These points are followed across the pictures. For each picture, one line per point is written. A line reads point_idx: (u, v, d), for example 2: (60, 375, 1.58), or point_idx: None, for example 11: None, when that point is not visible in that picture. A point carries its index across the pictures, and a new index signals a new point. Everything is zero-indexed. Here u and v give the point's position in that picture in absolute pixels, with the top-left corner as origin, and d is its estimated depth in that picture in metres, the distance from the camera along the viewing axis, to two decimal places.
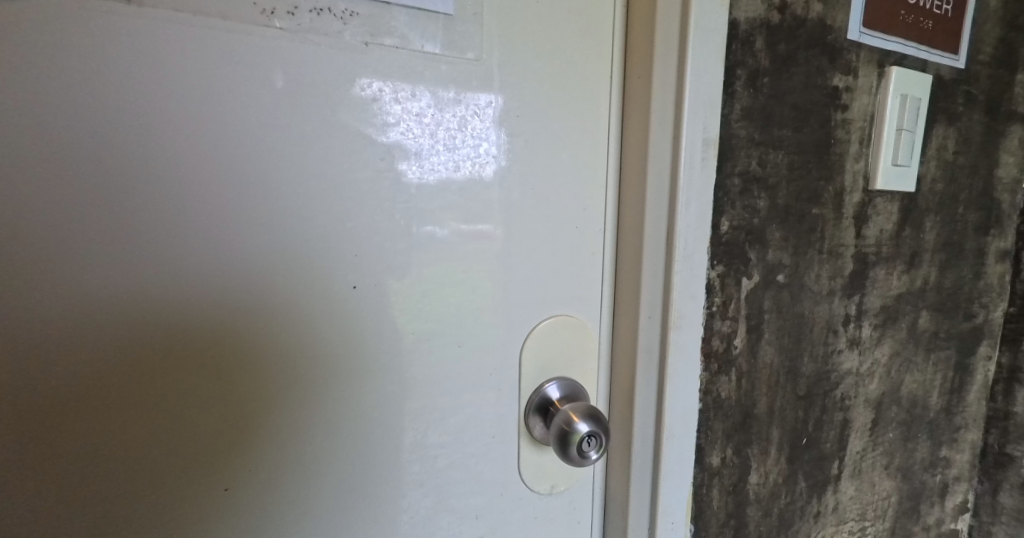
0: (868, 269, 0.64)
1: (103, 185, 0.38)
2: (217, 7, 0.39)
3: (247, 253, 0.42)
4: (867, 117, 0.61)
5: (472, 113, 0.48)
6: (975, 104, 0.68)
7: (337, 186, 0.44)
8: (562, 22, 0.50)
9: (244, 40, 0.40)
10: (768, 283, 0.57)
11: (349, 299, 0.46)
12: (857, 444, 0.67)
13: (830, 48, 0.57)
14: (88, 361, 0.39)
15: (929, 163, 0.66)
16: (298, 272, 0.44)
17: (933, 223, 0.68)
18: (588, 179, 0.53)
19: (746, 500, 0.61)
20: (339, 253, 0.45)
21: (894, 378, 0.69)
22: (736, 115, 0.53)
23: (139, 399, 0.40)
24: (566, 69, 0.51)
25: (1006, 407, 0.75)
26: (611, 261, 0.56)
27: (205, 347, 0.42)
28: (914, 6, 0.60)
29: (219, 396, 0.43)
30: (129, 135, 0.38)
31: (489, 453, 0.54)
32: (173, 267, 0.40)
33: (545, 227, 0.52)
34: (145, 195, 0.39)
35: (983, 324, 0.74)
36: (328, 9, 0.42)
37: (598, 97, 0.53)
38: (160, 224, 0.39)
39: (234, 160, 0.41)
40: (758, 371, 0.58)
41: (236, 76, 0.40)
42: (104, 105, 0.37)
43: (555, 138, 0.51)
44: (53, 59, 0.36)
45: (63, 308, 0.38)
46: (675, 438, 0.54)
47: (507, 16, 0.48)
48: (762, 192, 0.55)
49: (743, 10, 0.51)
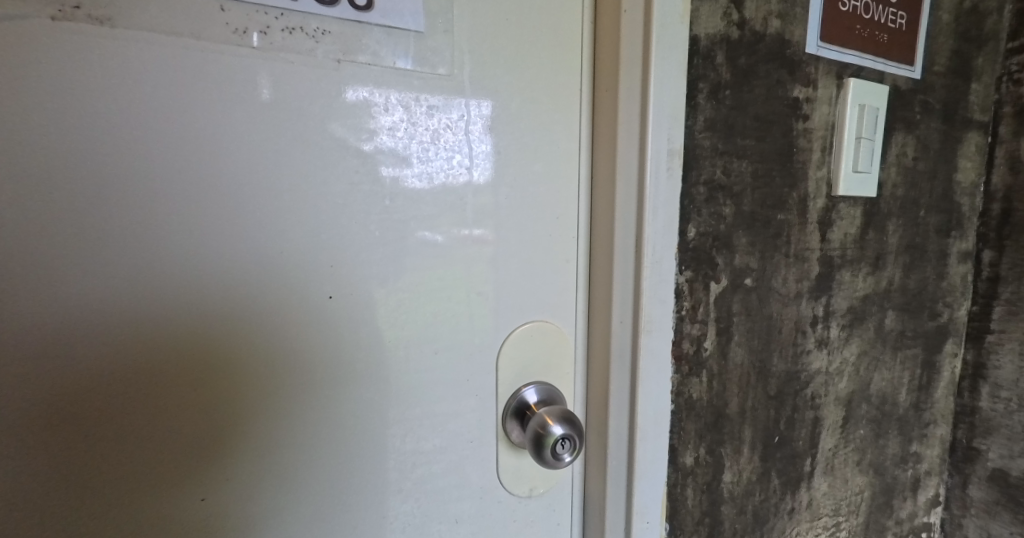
0: (834, 271, 0.66)
1: (81, 202, 0.39)
2: (190, 27, 0.41)
3: (223, 267, 0.43)
4: (828, 126, 0.63)
5: (445, 126, 0.50)
6: (932, 112, 0.71)
7: (315, 199, 0.46)
8: (530, 39, 0.52)
9: (217, 59, 0.42)
10: (736, 287, 0.59)
11: (326, 309, 0.47)
12: (828, 441, 0.69)
13: (790, 61, 0.60)
14: (67, 373, 0.40)
15: (890, 169, 0.68)
16: (275, 284, 0.45)
17: (895, 226, 0.70)
18: (561, 189, 0.55)
19: (721, 498, 0.62)
20: (317, 265, 0.47)
21: (863, 377, 0.71)
22: (700, 126, 0.55)
23: (117, 409, 0.42)
24: (536, 85, 0.53)
25: (972, 402, 0.78)
26: (585, 267, 0.58)
27: (182, 359, 0.43)
28: (869, 21, 0.63)
29: (196, 406, 0.44)
30: (106, 153, 0.40)
31: (468, 457, 0.55)
32: (149, 281, 0.41)
33: (519, 237, 0.54)
34: (122, 211, 0.40)
35: (948, 323, 0.77)
36: (300, 28, 0.44)
37: (568, 110, 0.55)
38: (139, 239, 0.41)
39: (211, 176, 0.42)
40: (728, 372, 0.60)
41: (211, 95, 0.42)
42: (81, 123, 0.39)
43: (527, 151, 0.53)
44: (33, 82, 0.38)
45: (41, 321, 0.39)
46: (648, 439, 0.56)
47: (478, 36, 0.50)
48: (728, 200, 0.58)
49: (703, 27, 0.54)
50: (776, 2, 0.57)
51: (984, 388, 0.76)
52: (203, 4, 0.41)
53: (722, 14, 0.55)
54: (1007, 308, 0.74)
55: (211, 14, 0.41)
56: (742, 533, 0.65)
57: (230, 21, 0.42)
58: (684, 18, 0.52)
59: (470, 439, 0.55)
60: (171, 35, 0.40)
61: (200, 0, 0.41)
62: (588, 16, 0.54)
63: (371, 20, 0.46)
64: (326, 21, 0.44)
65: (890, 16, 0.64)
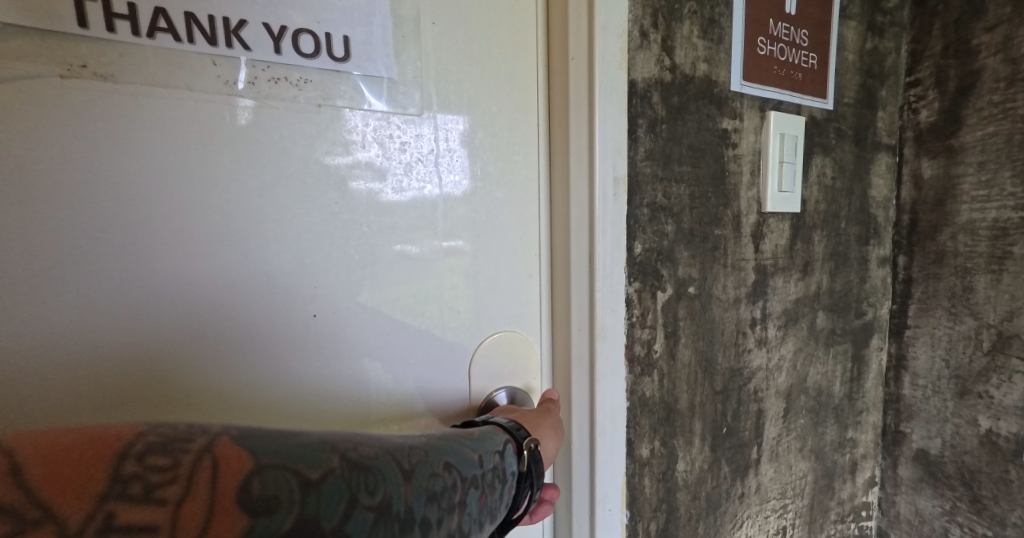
0: (768, 278, 0.75)
1: (85, 231, 0.45)
2: (184, 81, 0.47)
3: (212, 280, 0.49)
4: (754, 152, 0.73)
5: (416, 160, 0.57)
6: (845, 137, 0.81)
7: (299, 227, 0.52)
8: (490, 84, 0.60)
9: (211, 109, 0.48)
10: (680, 295, 0.67)
11: (310, 325, 0.53)
12: (772, 430, 0.77)
13: (717, 98, 0.69)
14: (67, 390, 0.45)
15: (811, 187, 0.78)
16: (261, 303, 0.51)
17: (820, 237, 0.80)
18: (522, 212, 0.63)
19: (676, 486, 0.69)
20: (303, 287, 0.53)
21: (800, 371, 0.80)
22: (641, 155, 0.64)
23: (110, 396, 0.46)
24: (495, 123, 0.60)
25: (897, 391, 0.88)
26: (546, 281, 0.65)
27: (167, 352, 0.48)
28: (784, 62, 0.73)
29: (177, 395, 0.48)
30: (112, 192, 0.45)
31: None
32: (141, 288, 0.47)
33: (486, 255, 0.61)
34: (124, 243, 0.46)
35: (872, 321, 0.87)
36: (287, 79, 0.51)
37: (526, 144, 0.62)
38: (138, 262, 0.46)
39: (207, 210, 0.48)
40: (677, 371, 0.68)
41: (205, 139, 0.48)
42: (88, 166, 0.44)
43: (489, 181, 0.61)
44: (46, 130, 0.43)
45: (45, 322, 0.44)
46: (606, 434, 0.63)
47: (446, 85, 0.57)
48: (669, 219, 0.66)
49: (639, 72, 0.63)
50: (702, 49, 0.67)
51: (906, 377, 0.86)
52: (198, 59, 0.47)
53: (655, 61, 0.64)
54: (919, 306, 0.84)
55: (205, 67, 0.47)
56: (697, 517, 0.72)
57: (222, 73, 0.48)
58: (622, 65, 0.61)
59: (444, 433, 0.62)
60: (169, 88, 0.47)
61: (194, 56, 0.47)
62: (541, 63, 0.62)
63: (347, 69, 0.53)
64: (308, 72, 0.51)
65: (803, 57, 0.74)
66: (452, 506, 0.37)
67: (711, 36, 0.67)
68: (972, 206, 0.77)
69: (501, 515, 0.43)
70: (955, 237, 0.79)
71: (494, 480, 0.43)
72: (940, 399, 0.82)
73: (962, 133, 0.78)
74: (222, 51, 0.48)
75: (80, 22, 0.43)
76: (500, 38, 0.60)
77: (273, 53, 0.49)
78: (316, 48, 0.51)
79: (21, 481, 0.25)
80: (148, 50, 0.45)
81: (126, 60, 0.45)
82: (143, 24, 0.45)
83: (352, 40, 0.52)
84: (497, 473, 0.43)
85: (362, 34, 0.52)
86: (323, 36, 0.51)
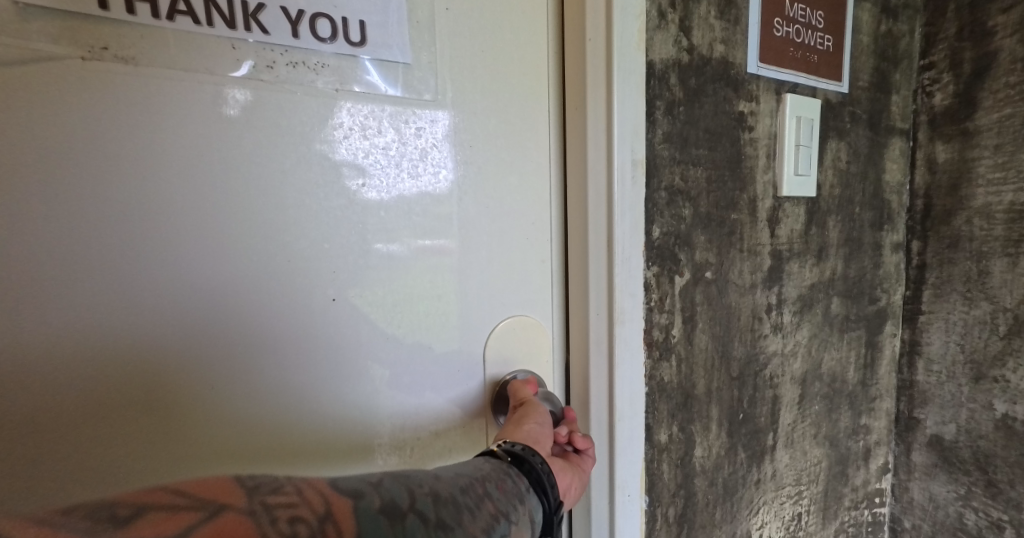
0: (783, 264, 0.75)
1: (108, 212, 0.44)
2: (204, 64, 0.46)
3: (233, 265, 0.48)
4: (770, 136, 0.72)
5: (433, 144, 0.56)
6: (860, 122, 0.80)
7: (316, 211, 0.51)
8: (503, 65, 0.58)
9: (230, 93, 0.47)
10: (697, 280, 0.67)
11: (329, 310, 0.53)
12: (787, 416, 0.77)
13: (733, 81, 0.68)
14: (88, 366, 0.44)
15: (827, 172, 0.77)
16: (283, 289, 0.50)
17: (835, 222, 0.79)
18: (533, 197, 0.62)
19: (693, 471, 0.69)
20: (320, 276, 0.52)
21: (815, 357, 0.79)
22: (659, 138, 0.63)
23: (130, 374, 0.45)
24: (508, 104, 0.59)
25: (910, 377, 0.87)
26: (557, 267, 0.64)
27: (188, 333, 0.47)
28: (800, 44, 0.72)
29: (197, 376, 0.48)
30: (131, 180, 0.44)
31: (456, 440, 0.61)
32: (164, 269, 0.46)
33: (498, 242, 0.60)
34: (143, 233, 0.45)
35: (886, 307, 0.86)
36: (304, 63, 0.49)
37: (538, 128, 0.61)
38: (160, 245, 0.46)
39: (224, 199, 0.47)
40: (695, 356, 0.67)
41: (224, 124, 0.47)
42: (107, 152, 0.43)
43: (502, 166, 0.60)
44: (67, 111, 0.42)
45: (68, 299, 0.43)
46: (625, 419, 0.62)
47: (460, 67, 0.56)
48: (686, 203, 0.65)
49: (657, 53, 0.62)
50: (719, 30, 0.66)
51: (919, 363, 0.86)
52: (217, 43, 0.46)
53: (673, 42, 0.63)
54: (933, 291, 0.84)
55: (224, 51, 0.46)
56: (714, 504, 0.71)
57: (240, 57, 0.47)
58: (640, 46, 0.60)
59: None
60: (188, 72, 0.45)
61: (214, 40, 0.46)
62: (553, 44, 0.61)
63: (364, 53, 0.51)
64: (325, 57, 0.50)
65: (819, 39, 0.73)
66: (478, 497, 0.42)
67: (728, 17, 0.66)
68: (988, 189, 0.77)
69: (530, 499, 0.46)
70: (970, 221, 0.79)
71: (502, 473, 0.46)
72: (955, 384, 0.82)
73: (978, 116, 0.78)
74: (242, 35, 0.47)
75: (101, 4, 0.42)
76: (511, 21, 0.58)
77: (291, 38, 0.48)
78: (333, 33, 0.50)
79: (178, 492, 0.31)
80: (167, 34, 0.44)
81: (146, 43, 0.44)
82: (162, 7, 0.44)
83: (368, 24, 0.51)
84: (500, 469, 0.46)
85: (377, 17, 0.51)
86: (340, 20, 0.50)
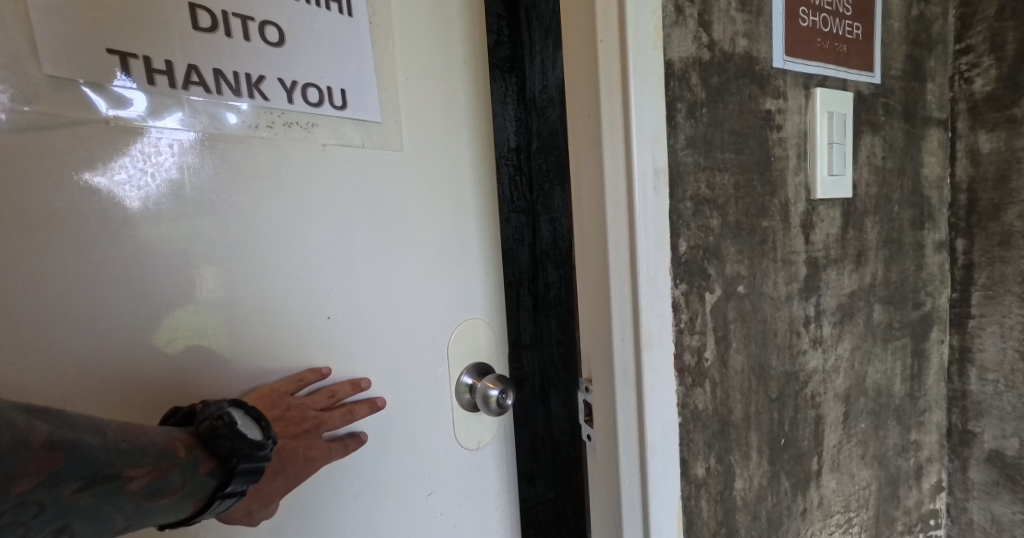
0: (820, 271, 0.69)
1: (118, 248, 0.43)
2: (211, 125, 0.47)
3: (234, 291, 0.48)
4: (800, 134, 0.66)
5: (410, 170, 0.57)
6: (894, 114, 0.74)
7: (308, 230, 0.51)
8: (452, 85, 0.60)
9: (238, 150, 0.48)
10: (729, 294, 0.61)
11: (324, 328, 0.53)
12: (832, 438, 0.71)
13: (758, 77, 0.62)
14: (82, 389, 0.43)
15: (862, 170, 0.71)
16: (278, 312, 0.50)
17: (873, 223, 0.73)
18: (478, 211, 0.63)
19: (734, 506, 0.63)
20: (306, 309, 0.52)
21: (858, 371, 0.73)
22: (681, 144, 0.57)
23: (123, 399, 0.45)
24: (457, 124, 0.61)
25: (962, 386, 0.81)
26: (495, 277, 0.66)
27: (180, 355, 0.46)
28: (828, 34, 0.66)
29: (185, 398, 0.47)
30: (139, 232, 0.44)
31: (429, 434, 0.60)
32: (168, 296, 0.46)
33: (457, 255, 0.61)
34: (150, 286, 0.45)
35: (931, 311, 0.80)
36: (293, 124, 0.50)
37: (474, 146, 0.63)
38: (164, 276, 0.45)
39: (222, 243, 0.47)
40: (730, 379, 0.62)
41: (230, 173, 0.48)
42: (114, 208, 0.43)
43: (457, 185, 0.61)
44: (84, 166, 0.42)
45: (73, 325, 0.42)
46: (657, 453, 0.57)
47: (423, 94, 0.58)
48: (713, 212, 0.60)
49: (676, 51, 0.56)
50: (741, 23, 0.60)
51: (972, 372, 0.80)
52: (223, 107, 0.47)
53: (692, 38, 0.57)
54: (984, 293, 0.78)
55: (229, 114, 0.47)
56: None
57: (246, 120, 0.48)
58: (657, 44, 0.54)
59: (435, 411, 0.61)
60: (201, 132, 0.46)
61: (220, 104, 0.47)
62: (480, 65, 0.64)
63: (348, 115, 0.53)
64: (318, 118, 0.52)
65: (847, 28, 0.68)
66: (176, 502, 0.39)
67: (750, 8, 0.61)
68: None
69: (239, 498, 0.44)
70: None
71: (204, 502, 0.41)
72: (1015, 395, 0.75)
73: None
74: (243, 102, 0.48)
75: (126, 76, 0.43)
76: (453, 55, 0.60)
77: (285, 102, 0.50)
78: (320, 98, 0.51)
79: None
80: (183, 102, 0.45)
81: (164, 110, 0.45)
82: (178, 78, 0.45)
83: (349, 91, 0.53)
84: (202, 502, 0.40)
85: (353, 83, 0.53)
86: (325, 89, 0.52)
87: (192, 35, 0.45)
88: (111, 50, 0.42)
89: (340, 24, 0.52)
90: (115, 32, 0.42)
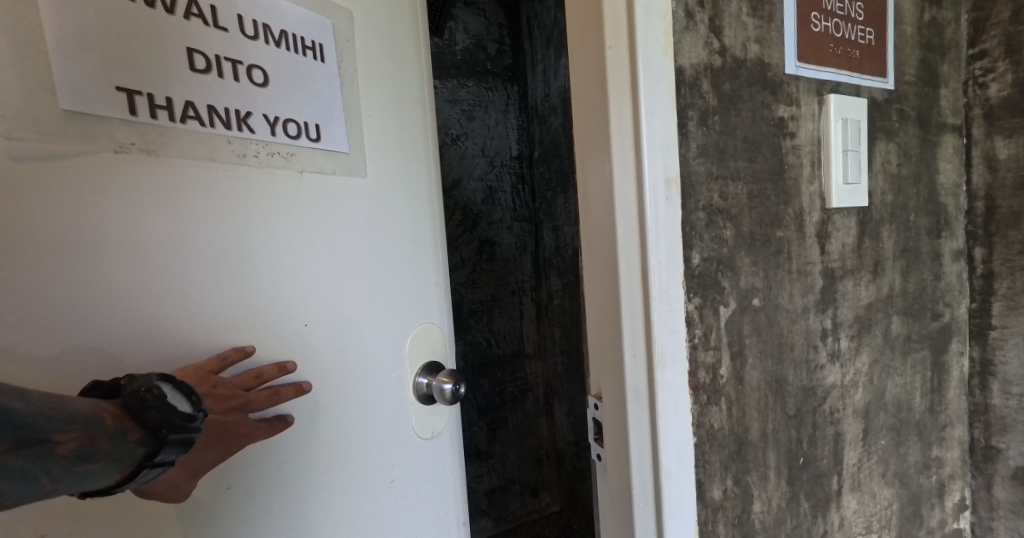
0: (836, 282, 0.66)
1: (121, 285, 0.41)
2: (205, 153, 0.45)
3: (226, 319, 0.46)
4: (814, 142, 0.64)
5: (375, 179, 0.56)
6: (908, 120, 0.72)
7: (287, 238, 0.49)
8: (403, 94, 0.59)
9: (230, 178, 0.46)
10: (744, 308, 0.59)
11: (303, 336, 0.51)
12: (852, 456, 0.68)
13: (771, 83, 0.60)
14: None
15: (878, 178, 0.69)
16: (258, 328, 0.48)
17: (889, 232, 0.71)
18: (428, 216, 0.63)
19: (752, 530, 0.61)
20: (283, 318, 0.49)
21: (877, 385, 0.70)
22: (693, 153, 0.55)
23: None
24: (410, 132, 0.60)
25: (984, 400, 0.78)
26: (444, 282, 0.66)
27: None
28: (841, 38, 0.64)
29: None
30: (140, 262, 0.42)
31: (392, 426, 0.58)
32: (168, 333, 0.43)
33: (413, 259, 0.60)
34: (150, 320, 0.42)
35: (950, 323, 0.78)
36: (275, 155, 0.49)
37: (421, 153, 0.62)
38: (166, 310, 0.43)
39: (207, 259, 0.45)
40: (746, 396, 0.59)
41: (223, 196, 0.46)
42: (115, 234, 0.41)
43: (412, 190, 0.60)
44: (88, 190, 0.40)
45: (67, 372, 0.39)
46: (672, 476, 0.54)
47: (381, 103, 0.57)
48: (727, 223, 0.58)
49: (686, 57, 0.54)
50: (752, 28, 0.58)
51: (994, 385, 0.77)
52: (214, 139, 0.45)
53: (703, 44, 0.55)
54: (1005, 304, 0.75)
55: (221, 146, 0.46)
56: None
57: (238, 150, 0.47)
58: (668, 50, 0.52)
59: (396, 404, 0.59)
60: (201, 162, 0.45)
61: (212, 137, 0.45)
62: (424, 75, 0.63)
63: (321, 147, 0.51)
64: (298, 149, 0.50)
65: (860, 32, 0.66)
66: (103, 469, 0.36)
67: (761, 13, 0.59)
68: None
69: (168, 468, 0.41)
70: None
71: (134, 469, 0.38)
72: None
73: None
74: (236, 137, 0.46)
75: (131, 109, 0.41)
76: (402, 65, 0.59)
77: (268, 134, 0.48)
78: (298, 131, 0.50)
79: None
80: (180, 136, 0.44)
81: (167, 141, 0.43)
82: (176, 111, 0.43)
83: (323, 126, 0.52)
84: (131, 470, 0.37)
85: (326, 116, 0.52)
86: (302, 123, 0.50)
87: (189, 76, 0.44)
88: (119, 88, 0.41)
89: (313, 70, 0.51)
90: (123, 69, 0.41)
